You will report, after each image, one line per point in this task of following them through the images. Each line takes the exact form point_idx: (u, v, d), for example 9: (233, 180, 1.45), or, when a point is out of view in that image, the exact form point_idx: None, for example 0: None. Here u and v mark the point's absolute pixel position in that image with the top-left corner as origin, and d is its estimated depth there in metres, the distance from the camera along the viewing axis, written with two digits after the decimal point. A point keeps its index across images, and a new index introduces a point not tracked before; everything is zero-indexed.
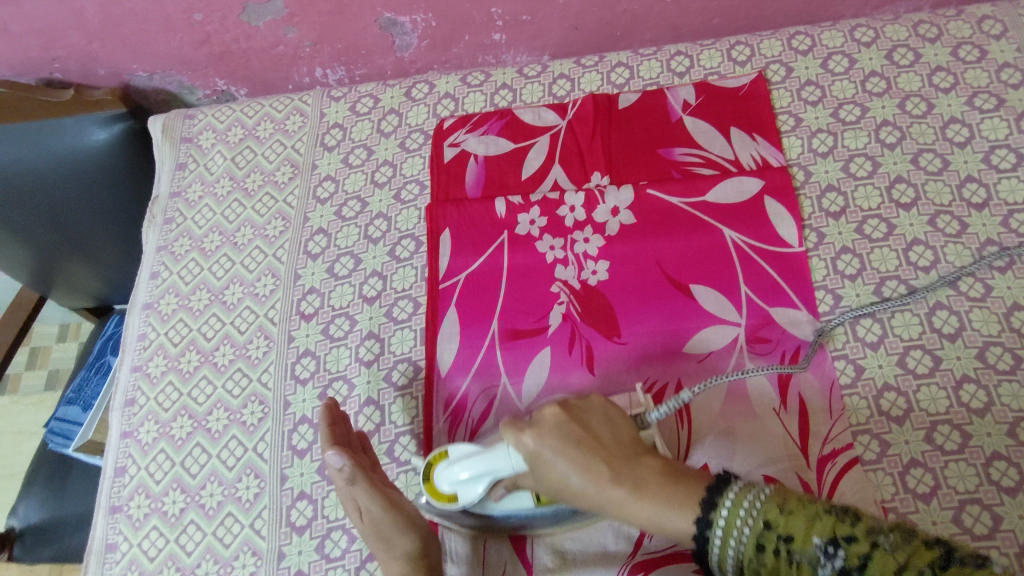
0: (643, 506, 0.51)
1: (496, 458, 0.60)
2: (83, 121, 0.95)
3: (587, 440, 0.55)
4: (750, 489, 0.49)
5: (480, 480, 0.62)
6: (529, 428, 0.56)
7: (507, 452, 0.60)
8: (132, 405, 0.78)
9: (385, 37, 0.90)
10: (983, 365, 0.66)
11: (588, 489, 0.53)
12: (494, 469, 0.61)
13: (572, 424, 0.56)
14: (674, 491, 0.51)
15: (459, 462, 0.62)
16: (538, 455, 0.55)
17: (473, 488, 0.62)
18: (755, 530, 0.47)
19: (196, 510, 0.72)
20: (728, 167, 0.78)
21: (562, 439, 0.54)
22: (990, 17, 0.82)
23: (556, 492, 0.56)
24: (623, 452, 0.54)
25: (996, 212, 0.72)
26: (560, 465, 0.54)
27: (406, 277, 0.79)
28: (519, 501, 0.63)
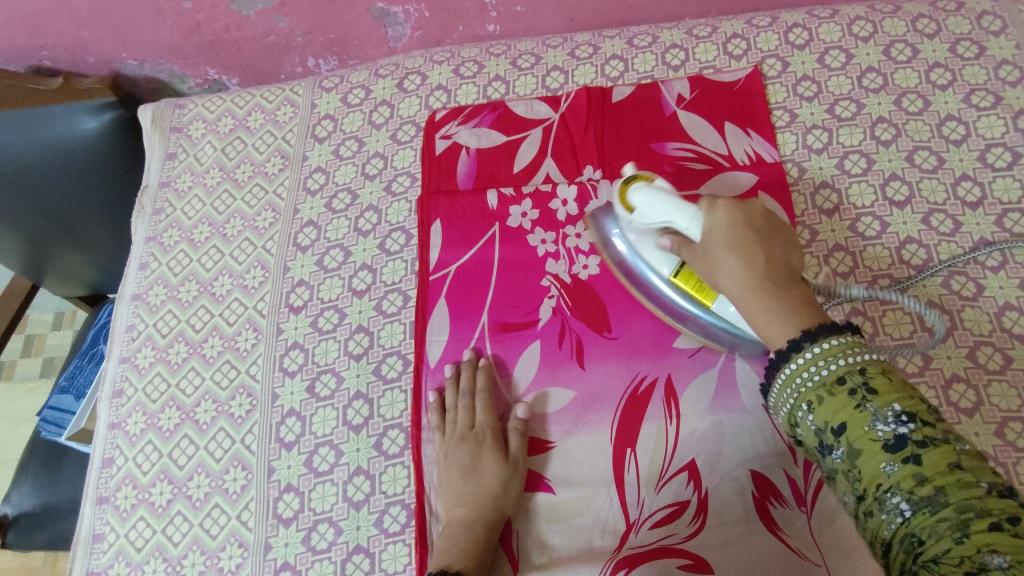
0: (762, 305, 0.53)
1: (681, 210, 0.59)
2: (74, 109, 0.93)
3: (760, 243, 0.55)
4: (857, 346, 0.48)
5: (660, 220, 0.61)
6: (725, 202, 0.57)
7: (693, 215, 0.58)
8: (119, 396, 0.78)
9: (378, 27, 0.89)
10: (973, 365, 0.66)
11: (739, 276, 0.54)
12: (676, 219, 0.59)
13: (756, 219, 0.57)
14: (795, 300, 0.52)
15: (647, 190, 0.62)
16: (711, 232, 0.57)
17: (655, 216, 0.61)
18: (847, 368, 0.47)
19: (183, 502, 0.72)
20: (721, 162, 0.78)
21: (741, 224, 0.56)
22: (990, 13, 0.81)
23: (708, 269, 0.57)
24: (791, 282, 0.54)
25: (990, 211, 0.72)
26: (725, 267, 0.55)
27: (396, 270, 0.78)
28: (661, 263, 0.65)
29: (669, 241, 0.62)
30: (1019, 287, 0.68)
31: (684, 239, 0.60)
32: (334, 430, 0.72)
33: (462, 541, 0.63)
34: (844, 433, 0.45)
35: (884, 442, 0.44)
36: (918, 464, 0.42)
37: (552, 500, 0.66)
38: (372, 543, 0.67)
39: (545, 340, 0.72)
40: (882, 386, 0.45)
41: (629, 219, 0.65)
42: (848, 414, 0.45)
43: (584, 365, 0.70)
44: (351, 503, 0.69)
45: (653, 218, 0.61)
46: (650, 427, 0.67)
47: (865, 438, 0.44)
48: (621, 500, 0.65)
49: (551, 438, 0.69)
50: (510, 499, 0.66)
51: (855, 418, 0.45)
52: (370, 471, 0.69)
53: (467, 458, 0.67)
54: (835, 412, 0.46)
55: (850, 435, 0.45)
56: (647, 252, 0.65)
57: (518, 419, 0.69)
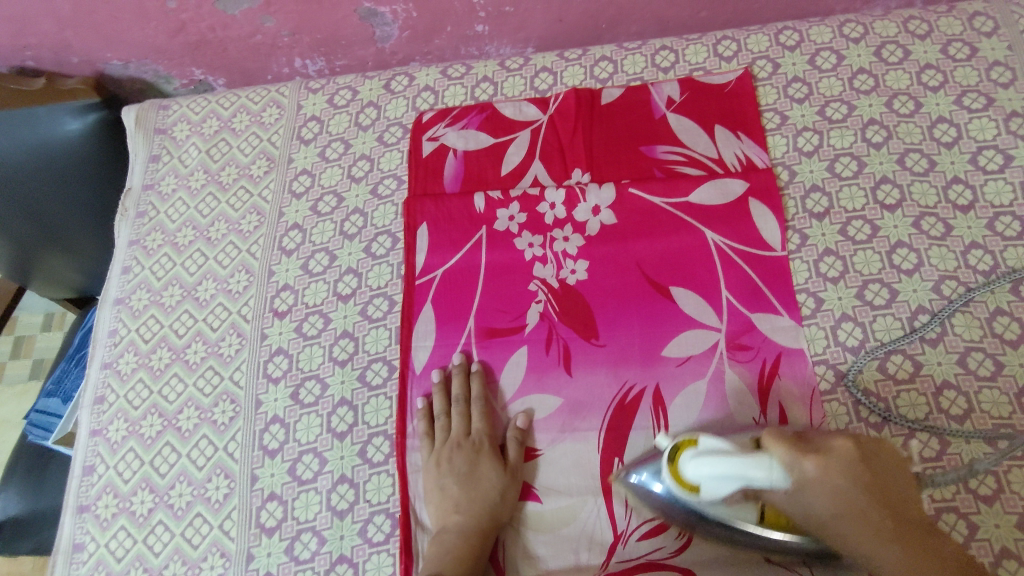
0: (890, 551, 0.54)
1: (751, 463, 0.54)
2: (57, 110, 0.92)
3: (870, 485, 0.56)
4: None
5: (727, 484, 0.55)
6: (814, 457, 0.55)
7: (767, 465, 0.54)
8: (101, 402, 0.77)
9: (365, 27, 0.88)
10: (964, 372, 0.65)
11: (846, 528, 0.56)
12: (748, 475, 0.54)
13: (856, 458, 0.56)
14: (904, 549, 0.54)
15: (706, 461, 0.55)
16: (805, 485, 0.55)
17: (721, 484, 0.55)
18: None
19: (165, 511, 0.70)
20: (711, 166, 0.77)
21: (839, 477, 0.55)
22: (982, 13, 0.80)
23: (794, 499, 0.56)
24: (901, 511, 0.56)
25: (981, 215, 0.71)
26: (816, 494, 0.55)
27: (382, 274, 0.77)
28: (724, 504, 0.58)
29: (734, 494, 0.56)
30: (1010, 292, 0.67)
31: (757, 488, 0.55)
32: (318, 438, 0.71)
33: (455, 549, 0.62)
34: None
35: None
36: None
37: (539, 510, 0.65)
38: (356, 553, 0.66)
39: (532, 346, 0.71)
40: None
41: (679, 490, 0.58)
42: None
43: (572, 372, 0.69)
44: (335, 512, 0.68)
45: (719, 486, 0.55)
46: (638, 435, 0.66)
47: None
48: (609, 511, 0.64)
49: (538, 446, 0.68)
50: (506, 507, 0.65)
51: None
52: (354, 479, 0.69)
53: (463, 466, 0.67)
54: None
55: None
56: (694, 493, 0.58)
57: (516, 427, 0.68)
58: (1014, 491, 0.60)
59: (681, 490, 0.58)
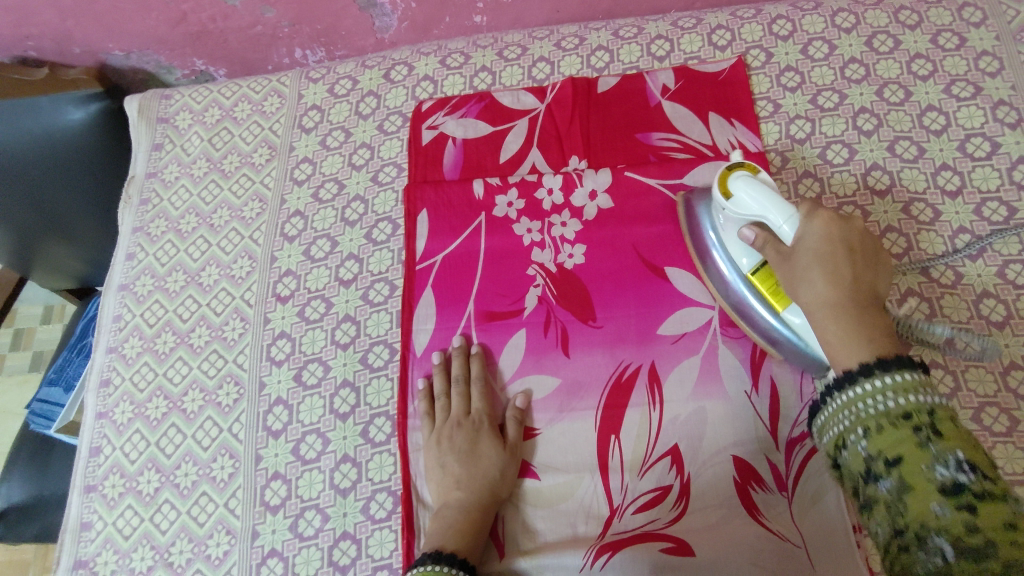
0: (835, 331, 0.54)
1: (775, 208, 0.60)
2: (59, 99, 0.93)
3: (850, 274, 0.56)
4: (928, 386, 0.48)
5: (753, 211, 0.62)
6: (824, 218, 0.59)
7: (787, 216, 0.60)
8: (107, 386, 0.78)
9: (365, 17, 0.89)
10: (951, 351, 0.67)
11: (822, 291, 0.56)
12: (768, 210, 0.60)
13: (858, 240, 0.58)
14: (873, 338, 0.53)
15: (749, 187, 0.62)
16: (806, 241, 0.58)
17: (749, 205, 0.62)
18: (916, 406, 0.47)
19: (171, 490, 0.72)
20: (706, 152, 0.78)
21: (844, 243, 0.58)
22: (970, 4, 0.82)
23: (791, 275, 0.59)
24: (873, 307, 0.55)
25: (969, 200, 0.73)
26: (816, 286, 0.56)
27: (383, 259, 0.79)
28: (743, 256, 0.66)
29: (754, 232, 0.62)
30: (996, 275, 0.69)
31: (771, 231, 0.61)
32: (321, 418, 0.72)
33: (458, 524, 0.64)
34: (898, 465, 0.46)
35: (936, 486, 0.44)
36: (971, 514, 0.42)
37: (537, 486, 0.67)
38: (359, 529, 0.67)
39: (531, 328, 0.72)
40: (952, 433, 0.46)
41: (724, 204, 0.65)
42: (907, 448, 0.46)
43: (570, 353, 0.71)
44: (338, 490, 0.69)
45: (745, 204, 0.62)
46: (634, 413, 0.68)
47: (920, 477, 0.44)
48: (605, 485, 0.66)
49: (537, 425, 0.69)
50: (506, 483, 0.67)
51: (914, 454, 0.45)
52: (357, 458, 0.70)
53: (464, 444, 0.68)
54: (897, 444, 0.46)
55: (904, 469, 0.45)
56: (733, 239, 0.66)
57: (515, 407, 0.70)
58: (999, 465, 0.62)
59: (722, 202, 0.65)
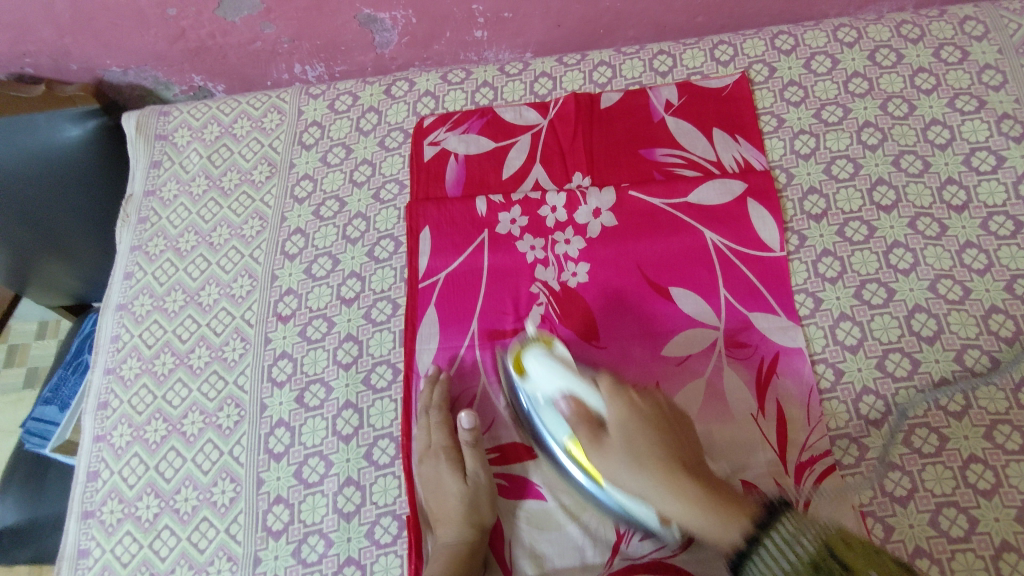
0: (681, 505, 0.57)
1: (581, 387, 0.64)
2: (56, 117, 0.92)
3: (663, 444, 0.60)
4: (800, 526, 0.52)
5: (553, 386, 0.65)
6: (626, 399, 0.63)
7: (594, 395, 0.64)
8: (105, 408, 0.77)
9: (365, 33, 0.88)
10: (961, 368, 0.66)
11: (648, 483, 0.58)
12: (573, 388, 0.64)
13: (659, 408, 0.63)
14: (704, 492, 0.56)
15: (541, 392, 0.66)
16: (614, 424, 0.62)
17: (548, 382, 0.65)
18: (815, 549, 0.50)
19: (170, 516, 0.71)
20: (710, 168, 0.78)
21: (649, 414, 0.62)
22: (972, 18, 0.82)
23: (602, 467, 0.61)
24: (713, 481, 0.58)
25: (975, 215, 0.72)
26: (630, 475, 0.59)
27: (385, 278, 0.78)
28: (558, 429, 0.66)
29: (564, 407, 0.64)
30: (1004, 290, 0.69)
31: (583, 404, 0.64)
32: (324, 441, 0.71)
33: (446, 555, 0.63)
34: None
35: None
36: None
37: (543, 508, 0.66)
38: (363, 555, 0.66)
39: None
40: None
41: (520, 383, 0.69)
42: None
43: None
44: (341, 514, 0.68)
45: (553, 388, 0.65)
46: None
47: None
48: None
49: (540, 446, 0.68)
50: (484, 505, 0.66)
51: None
52: (361, 481, 0.69)
53: (433, 475, 0.68)
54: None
55: None
56: (546, 416, 0.67)
57: (464, 428, 0.69)
58: (1013, 484, 0.61)
59: (529, 387, 0.67)
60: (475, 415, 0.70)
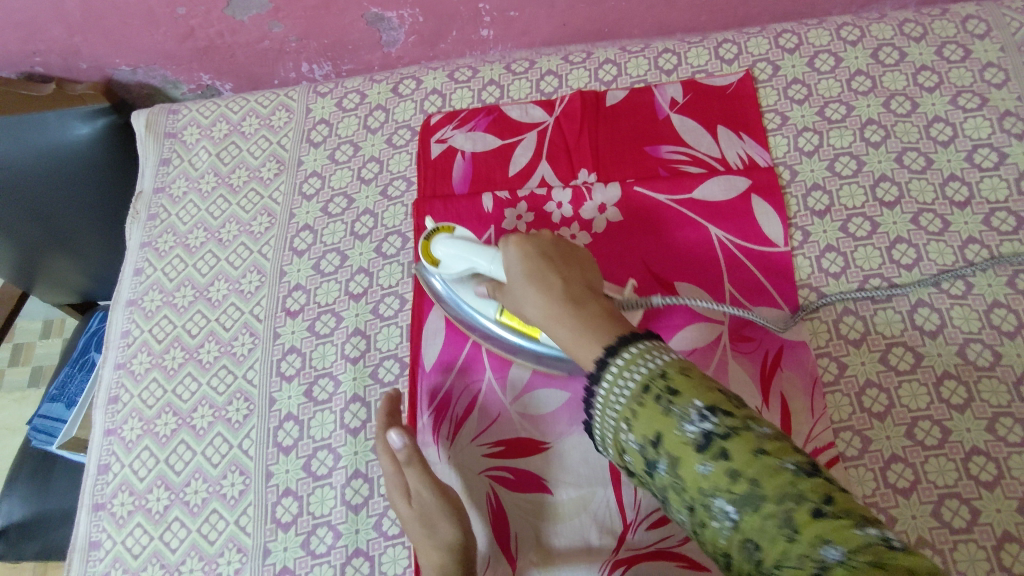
0: (569, 327, 0.54)
1: (479, 252, 0.66)
2: (65, 116, 0.93)
3: (562, 275, 0.58)
4: (659, 349, 0.49)
5: (459, 264, 0.67)
6: (516, 237, 0.61)
7: (491, 255, 0.65)
8: (115, 402, 0.78)
9: (372, 32, 0.89)
10: (964, 362, 0.67)
11: (540, 309, 0.56)
12: (475, 261, 0.66)
13: (549, 250, 0.60)
14: (602, 326, 0.52)
15: (447, 244, 0.68)
16: (512, 266, 0.60)
17: (457, 263, 0.67)
18: (651, 374, 0.47)
19: (181, 508, 0.71)
20: (714, 165, 0.79)
21: (534, 253, 0.60)
22: (974, 17, 0.83)
23: (513, 297, 0.61)
24: (593, 308, 0.54)
25: (977, 211, 0.73)
26: (532, 303, 0.57)
27: (393, 273, 0.78)
28: (484, 307, 0.69)
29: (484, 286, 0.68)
30: (1006, 285, 0.69)
31: (489, 280, 0.66)
32: (332, 434, 0.72)
33: None
34: (661, 444, 0.44)
35: (694, 444, 0.43)
36: (727, 459, 0.42)
37: (551, 501, 0.66)
38: (371, 546, 0.67)
39: None
40: (684, 386, 0.45)
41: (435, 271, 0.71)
42: (660, 423, 0.45)
43: None
44: (349, 506, 0.69)
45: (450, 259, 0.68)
46: None
47: (676, 440, 0.44)
48: (618, 500, 0.65)
49: (547, 439, 0.69)
50: (439, 520, 0.62)
51: (677, 446, 0.44)
52: (368, 474, 0.70)
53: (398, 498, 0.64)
54: (647, 421, 0.45)
55: (676, 458, 0.44)
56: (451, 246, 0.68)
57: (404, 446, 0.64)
58: (1015, 476, 0.62)
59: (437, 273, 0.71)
60: (407, 431, 0.65)
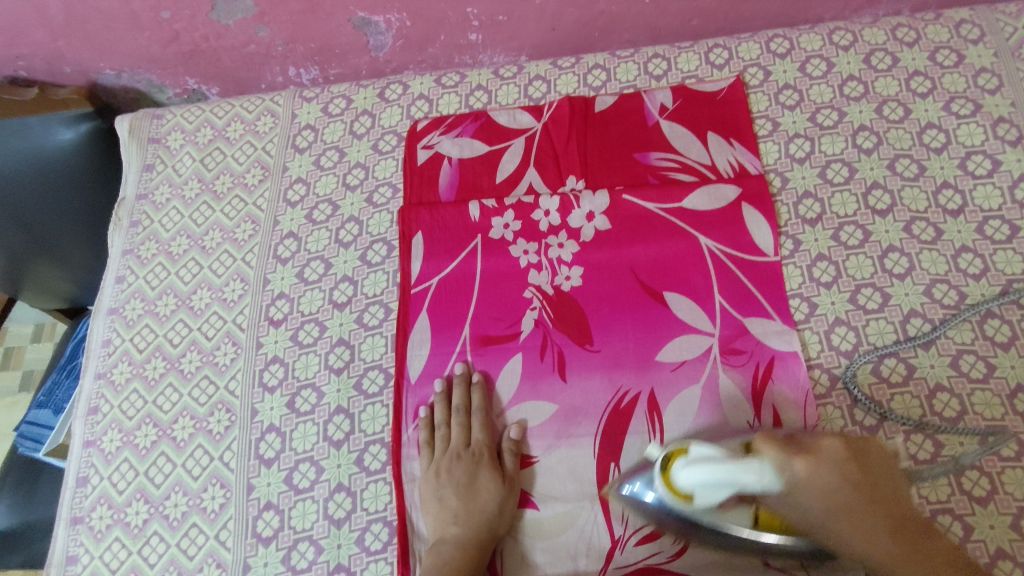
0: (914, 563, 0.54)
1: (744, 472, 0.52)
2: (49, 120, 0.92)
3: (860, 483, 0.55)
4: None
5: (722, 492, 0.53)
6: (801, 459, 0.54)
7: (761, 471, 0.52)
8: (95, 413, 0.77)
9: (359, 36, 0.88)
10: (957, 374, 0.66)
11: (857, 546, 0.56)
12: (740, 480, 0.52)
13: (846, 467, 0.55)
14: (897, 543, 0.55)
15: (704, 462, 0.54)
16: (798, 487, 0.54)
17: (715, 491, 0.53)
18: None
19: (160, 522, 0.70)
20: (704, 172, 0.77)
21: (823, 474, 0.54)
22: (968, 21, 0.81)
23: (800, 514, 0.55)
24: (915, 527, 0.56)
25: (971, 219, 0.72)
26: (809, 496, 0.54)
27: (378, 282, 0.77)
28: (735, 519, 0.57)
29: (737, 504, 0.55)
30: (1000, 295, 0.68)
31: (752, 497, 0.53)
32: (315, 446, 0.71)
33: (432, 556, 0.63)
34: None
35: None
36: None
37: (537, 517, 0.65)
38: (353, 562, 0.65)
39: (527, 352, 0.71)
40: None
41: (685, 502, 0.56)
42: None
43: (568, 378, 0.69)
44: (332, 521, 0.67)
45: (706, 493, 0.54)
46: (633, 439, 0.66)
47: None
48: (606, 515, 0.64)
49: (534, 453, 0.68)
50: (506, 512, 0.65)
51: None
52: (351, 487, 0.68)
53: (462, 476, 0.66)
54: None
55: None
56: (712, 468, 0.53)
57: (509, 439, 0.68)
58: (1008, 492, 0.61)
59: (676, 497, 0.56)
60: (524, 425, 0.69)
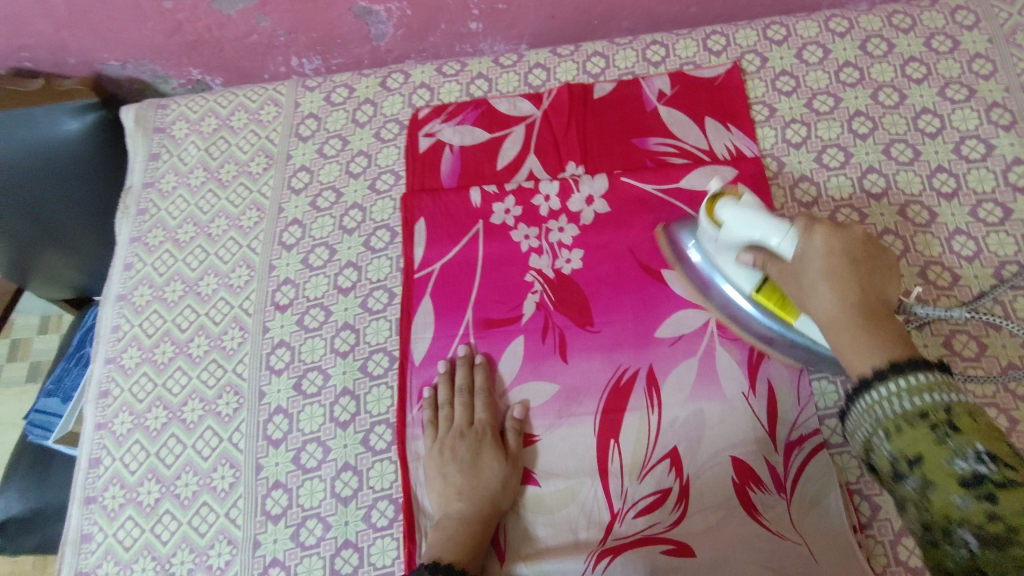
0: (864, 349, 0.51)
1: (773, 224, 0.59)
2: (55, 111, 0.93)
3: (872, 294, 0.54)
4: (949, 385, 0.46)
5: (746, 237, 0.61)
6: (823, 227, 0.57)
7: (784, 236, 0.58)
8: (106, 397, 0.78)
9: (360, 25, 0.89)
10: (950, 353, 0.67)
11: (832, 306, 0.55)
12: (766, 239, 0.60)
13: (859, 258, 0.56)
14: (896, 331, 0.52)
15: (735, 210, 0.62)
16: (805, 262, 0.57)
17: (740, 232, 0.62)
18: (930, 403, 0.45)
19: (171, 501, 0.72)
20: (701, 156, 0.79)
21: (839, 254, 0.56)
22: (963, 7, 0.82)
23: (801, 293, 0.58)
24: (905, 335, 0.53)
25: (964, 203, 0.73)
26: (816, 284, 0.56)
27: (381, 267, 0.79)
28: (742, 279, 0.65)
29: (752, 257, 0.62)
30: (992, 276, 0.70)
31: (771, 255, 0.60)
32: (321, 427, 0.72)
33: (438, 531, 0.64)
34: (922, 463, 0.43)
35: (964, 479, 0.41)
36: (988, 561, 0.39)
37: (538, 493, 0.67)
38: (360, 538, 0.67)
39: (528, 334, 0.72)
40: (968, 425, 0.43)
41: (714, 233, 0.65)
42: (927, 446, 0.43)
43: (568, 358, 0.71)
44: (339, 499, 0.69)
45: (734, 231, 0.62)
46: (632, 417, 0.68)
47: (943, 471, 0.42)
48: (605, 490, 0.66)
49: (536, 432, 0.69)
50: (509, 489, 0.67)
51: (934, 451, 0.43)
52: (358, 466, 0.70)
53: (466, 454, 0.68)
54: (919, 444, 0.44)
55: (927, 468, 0.43)
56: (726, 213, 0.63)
57: (514, 418, 0.70)
58: None
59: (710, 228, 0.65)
60: (526, 406, 0.70)
